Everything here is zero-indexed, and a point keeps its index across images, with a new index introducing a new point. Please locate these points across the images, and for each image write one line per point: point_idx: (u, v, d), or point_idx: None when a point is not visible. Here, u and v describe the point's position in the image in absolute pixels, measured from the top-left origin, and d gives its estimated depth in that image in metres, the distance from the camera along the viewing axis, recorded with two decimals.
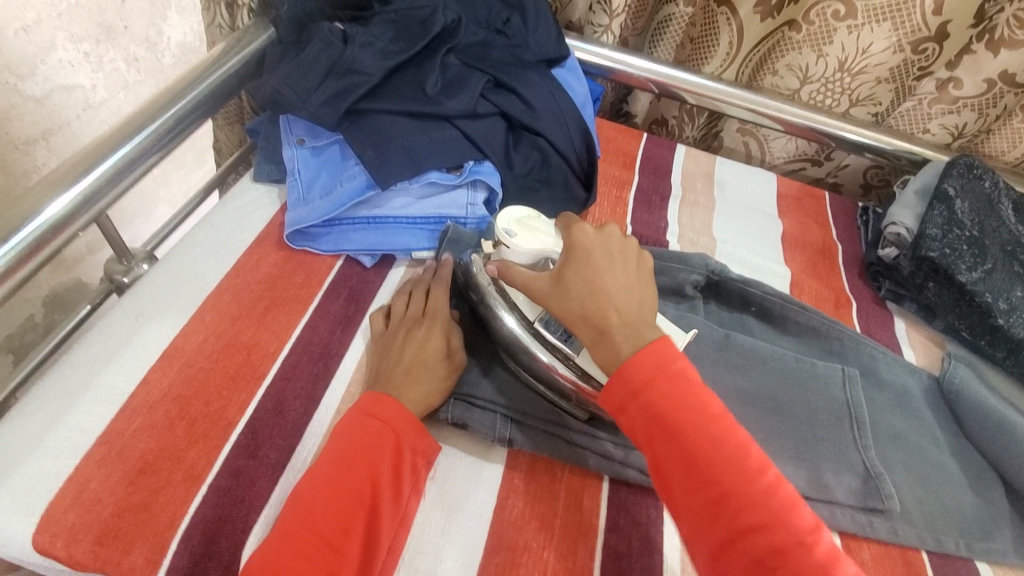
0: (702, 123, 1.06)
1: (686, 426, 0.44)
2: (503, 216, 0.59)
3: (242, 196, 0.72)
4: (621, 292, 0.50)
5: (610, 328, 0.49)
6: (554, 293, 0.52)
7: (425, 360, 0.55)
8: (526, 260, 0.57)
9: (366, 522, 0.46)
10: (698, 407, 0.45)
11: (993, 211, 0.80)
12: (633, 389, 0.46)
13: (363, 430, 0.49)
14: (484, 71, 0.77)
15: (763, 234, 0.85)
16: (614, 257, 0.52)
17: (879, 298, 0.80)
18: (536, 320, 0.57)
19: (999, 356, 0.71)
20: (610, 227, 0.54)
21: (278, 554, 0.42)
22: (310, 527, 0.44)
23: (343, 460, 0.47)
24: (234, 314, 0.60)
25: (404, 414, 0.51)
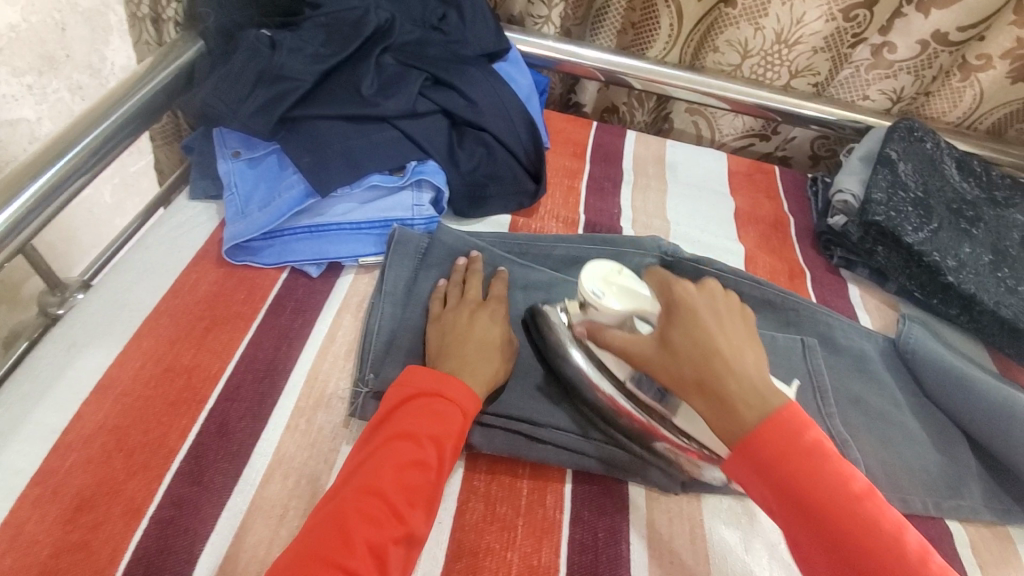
0: (652, 107, 1.07)
1: (811, 486, 0.41)
2: (588, 276, 0.54)
3: (178, 215, 0.70)
4: (735, 350, 0.46)
5: (724, 388, 0.44)
6: (662, 358, 0.48)
7: (487, 341, 0.55)
8: (619, 323, 0.53)
9: (427, 494, 0.45)
10: (828, 479, 0.41)
11: (937, 171, 0.81)
12: (759, 461, 0.42)
13: (437, 405, 0.49)
14: (421, 69, 0.76)
15: (716, 212, 0.86)
16: (723, 317, 0.48)
17: (832, 266, 0.81)
18: (626, 379, 0.53)
19: (953, 313, 0.73)
20: (713, 283, 0.50)
21: (340, 519, 0.42)
22: (371, 494, 0.44)
23: (414, 434, 0.47)
24: (172, 338, 0.57)
25: (467, 393, 0.50)
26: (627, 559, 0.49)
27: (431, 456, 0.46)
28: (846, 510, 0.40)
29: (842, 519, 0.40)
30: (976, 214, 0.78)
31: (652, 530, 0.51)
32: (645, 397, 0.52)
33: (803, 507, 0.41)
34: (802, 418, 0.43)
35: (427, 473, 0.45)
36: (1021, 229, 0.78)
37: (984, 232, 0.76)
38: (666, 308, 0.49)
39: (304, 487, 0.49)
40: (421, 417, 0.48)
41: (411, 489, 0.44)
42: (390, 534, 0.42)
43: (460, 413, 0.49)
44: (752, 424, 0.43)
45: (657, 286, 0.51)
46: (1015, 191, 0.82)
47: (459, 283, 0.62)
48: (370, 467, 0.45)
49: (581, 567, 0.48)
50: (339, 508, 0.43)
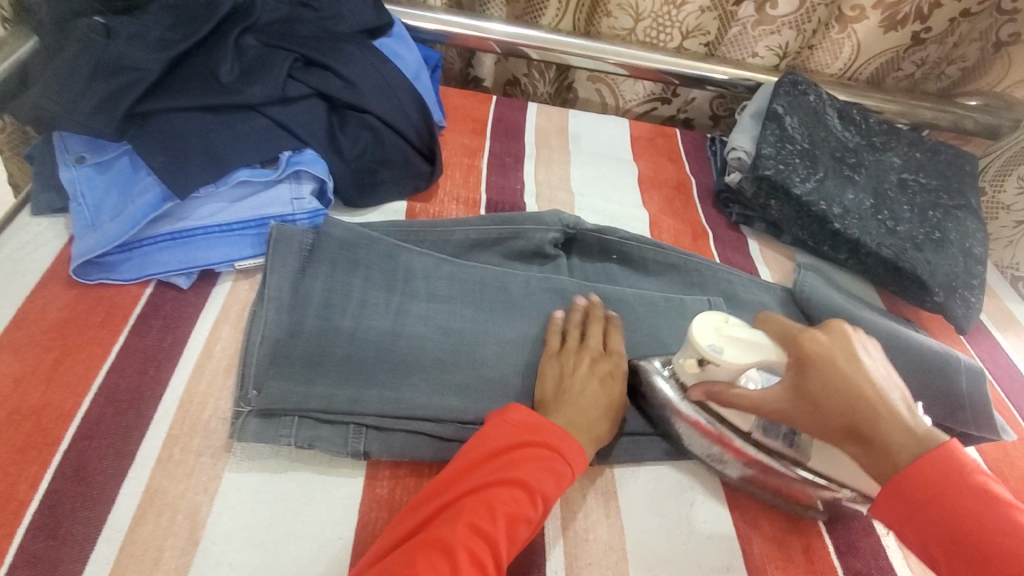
0: (553, 77, 1.05)
1: (976, 532, 0.40)
2: (700, 327, 0.49)
3: (18, 235, 0.61)
4: (882, 400, 0.44)
5: (880, 433, 0.43)
6: (804, 411, 0.45)
7: (596, 399, 0.52)
8: (735, 378, 0.49)
9: (521, 547, 0.43)
10: (960, 487, 0.41)
11: (821, 122, 0.83)
12: (913, 504, 0.42)
13: (552, 459, 0.46)
14: (289, 49, 0.69)
15: (621, 180, 0.85)
16: (858, 361, 0.46)
17: (732, 224, 0.82)
18: (752, 430, 0.51)
19: (842, 258, 0.76)
20: (839, 325, 0.48)
21: (442, 556, 0.39)
22: (479, 533, 0.41)
23: (528, 484, 0.44)
24: (15, 375, 0.50)
25: (576, 447, 0.47)
26: (541, 544, 0.48)
27: (538, 513, 0.43)
28: (1022, 567, 0.38)
29: (1015, 574, 0.38)
30: (858, 160, 0.81)
31: (566, 509, 0.50)
32: (774, 444, 0.51)
33: (957, 549, 0.40)
34: (967, 459, 0.42)
35: (530, 529, 0.43)
36: (897, 172, 0.82)
37: (866, 177, 0.80)
38: (795, 361, 0.46)
39: (181, 523, 0.44)
40: (536, 465, 0.45)
41: (512, 541, 0.42)
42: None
43: (569, 471, 0.46)
44: (906, 465, 0.42)
45: (777, 335, 0.49)
46: (891, 136, 0.87)
47: (579, 325, 0.59)
48: (479, 504, 0.42)
49: None
50: (448, 544, 0.40)
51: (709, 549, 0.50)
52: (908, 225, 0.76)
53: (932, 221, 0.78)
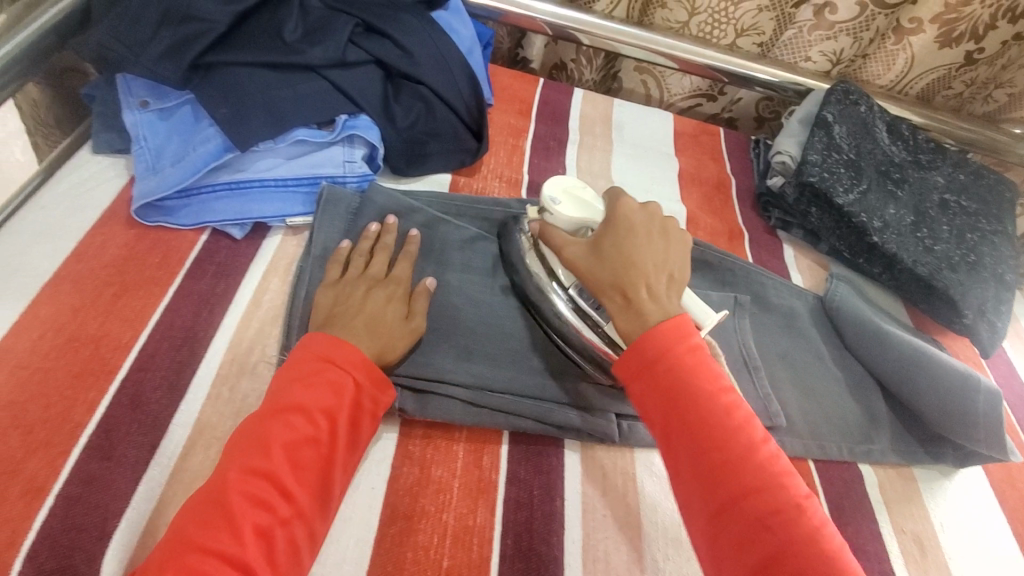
0: (600, 65, 1.04)
1: (690, 384, 0.46)
2: (551, 183, 0.57)
3: (80, 171, 0.63)
4: (655, 270, 0.52)
5: (636, 291, 0.50)
6: (592, 262, 0.53)
7: (379, 320, 0.51)
8: (569, 230, 0.57)
9: (315, 470, 0.43)
10: (687, 356, 0.47)
11: (869, 133, 0.83)
12: (649, 359, 0.48)
13: (325, 375, 0.46)
14: (351, 14, 0.70)
15: (661, 173, 0.85)
16: (654, 232, 0.55)
17: (769, 228, 0.83)
18: (570, 288, 0.57)
19: (877, 272, 0.77)
20: (656, 208, 0.57)
21: (221, 504, 0.40)
22: (256, 478, 0.41)
23: (296, 407, 0.45)
24: (77, 305, 0.52)
25: (349, 355, 0.47)
26: (562, 515, 0.50)
27: (319, 429, 0.44)
28: (717, 422, 0.45)
29: (712, 422, 0.45)
30: (903, 177, 0.81)
31: (586, 487, 0.52)
32: (585, 304, 0.56)
33: (674, 407, 0.46)
34: (693, 333, 0.48)
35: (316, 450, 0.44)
36: (940, 192, 0.82)
37: (908, 193, 0.79)
38: (607, 220, 0.55)
39: None
40: (304, 387, 0.46)
41: (297, 468, 0.43)
42: (277, 520, 0.41)
43: (351, 379, 0.47)
44: (655, 321, 0.49)
45: (608, 202, 0.57)
46: (937, 155, 0.86)
47: (366, 253, 0.58)
48: (250, 447, 0.43)
49: (517, 523, 0.48)
50: (220, 499, 0.40)
51: None
52: (945, 245, 0.76)
53: (969, 244, 0.78)
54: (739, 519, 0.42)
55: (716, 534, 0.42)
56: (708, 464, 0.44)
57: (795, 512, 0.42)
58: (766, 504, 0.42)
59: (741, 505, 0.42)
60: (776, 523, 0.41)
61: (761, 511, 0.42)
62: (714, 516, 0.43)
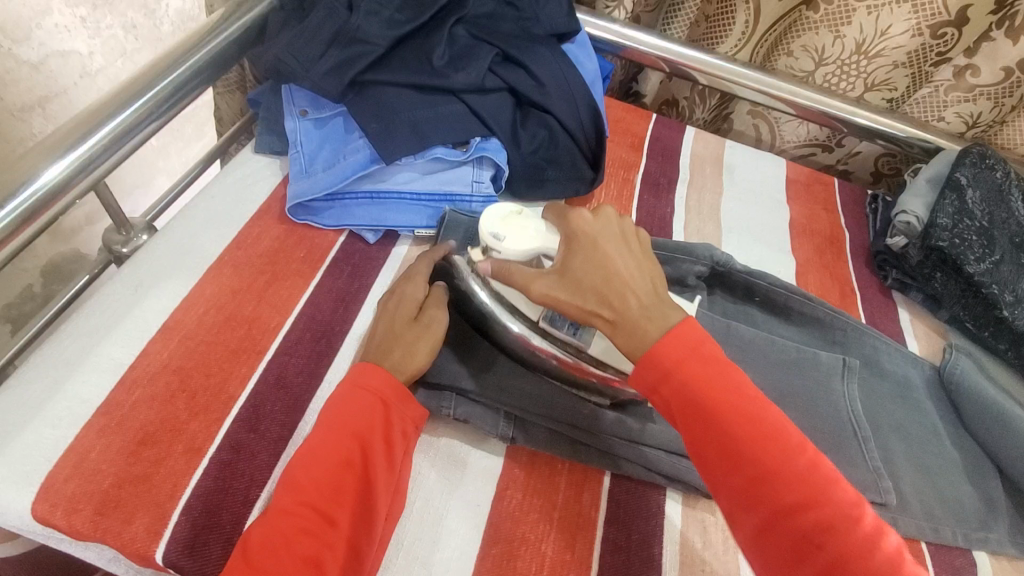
0: (713, 105, 1.05)
1: (712, 392, 0.44)
2: (487, 217, 0.54)
3: (242, 167, 0.70)
4: (630, 275, 0.49)
5: (626, 307, 0.47)
6: (564, 290, 0.49)
7: (408, 329, 0.53)
8: (523, 260, 0.53)
9: (356, 492, 0.45)
10: (704, 362, 0.45)
11: (1004, 202, 0.79)
12: (663, 369, 0.45)
13: (354, 401, 0.48)
14: (493, 45, 0.75)
15: (771, 220, 0.84)
16: (621, 242, 0.51)
17: (885, 286, 0.79)
18: (540, 320, 0.54)
19: (1001, 348, 0.72)
20: (607, 208, 0.52)
21: (270, 536, 0.42)
22: (301, 506, 0.43)
23: (330, 432, 0.47)
24: (234, 288, 0.59)
25: (381, 381, 0.49)
26: (658, 562, 0.50)
27: (355, 451, 0.46)
28: (751, 431, 0.43)
29: (740, 433, 0.43)
30: None
31: (685, 535, 0.52)
32: (561, 333, 0.54)
33: (709, 422, 0.44)
34: (704, 338, 0.46)
35: (355, 470, 0.46)
36: None
37: None
38: (566, 239, 0.51)
39: None
40: (348, 407, 0.48)
41: (338, 491, 0.45)
42: (325, 544, 0.42)
43: (382, 400, 0.49)
44: (655, 337, 0.46)
45: (556, 219, 0.53)
46: None
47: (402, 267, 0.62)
48: (296, 471, 0.45)
49: (612, 566, 0.49)
50: (268, 525, 0.42)
51: None
52: None
53: None
54: (789, 532, 0.41)
55: (766, 548, 0.42)
56: (743, 480, 0.43)
57: (847, 524, 0.41)
58: (812, 519, 0.41)
59: (786, 522, 0.41)
60: (828, 541, 0.40)
61: (805, 528, 0.41)
62: (763, 528, 0.42)
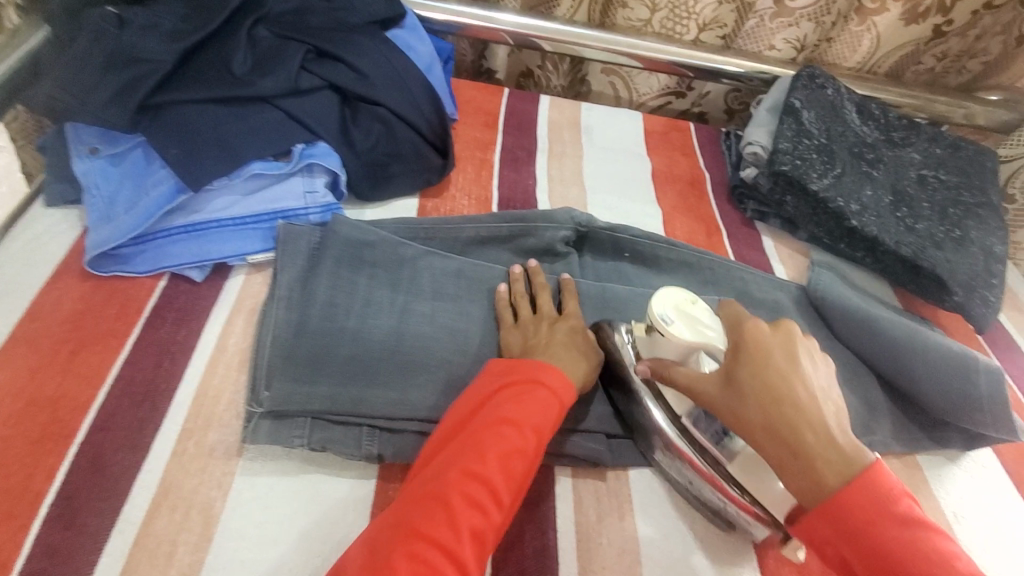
0: (566, 69, 1.04)
1: (842, 468, 0.41)
2: (659, 299, 0.49)
3: (33, 226, 0.61)
4: (820, 403, 0.43)
5: (807, 447, 0.42)
6: (730, 400, 0.44)
7: (572, 347, 0.53)
8: (682, 357, 0.48)
9: (521, 479, 0.44)
10: (892, 524, 0.40)
11: (838, 116, 0.82)
12: (845, 526, 0.40)
13: (529, 390, 0.48)
14: (302, 41, 0.69)
15: (633, 175, 0.84)
16: (798, 358, 0.45)
17: (746, 219, 0.82)
18: (683, 415, 0.50)
19: (859, 256, 0.75)
20: (790, 324, 0.46)
21: (443, 501, 0.41)
22: (473, 480, 0.43)
23: (514, 420, 0.46)
24: (32, 367, 0.50)
25: (563, 382, 0.49)
26: (554, 548, 0.48)
27: (531, 442, 0.45)
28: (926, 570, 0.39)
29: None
30: (877, 156, 0.79)
31: (578, 516, 0.50)
32: (702, 437, 0.49)
33: (875, 570, 0.39)
34: (894, 486, 0.41)
35: (527, 459, 0.45)
36: (917, 168, 0.79)
37: (884, 173, 0.77)
38: (734, 346, 0.46)
39: (195, 518, 0.44)
40: (532, 400, 0.47)
41: (510, 475, 0.44)
42: (493, 520, 0.42)
43: (548, 391, 0.48)
44: (835, 487, 0.41)
45: (728, 322, 0.48)
46: (911, 131, 0.84)
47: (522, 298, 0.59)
48: (467, 449, 0.44)
49: (504, 564, 0.46)
50: (439, 495, 0.42)
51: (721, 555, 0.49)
52: (927, 223, 0.73)
53: (952, 219, 0.74)
54: None
55: None
56: None
57: None
58: None
59: None
60: None
61: None
62: None
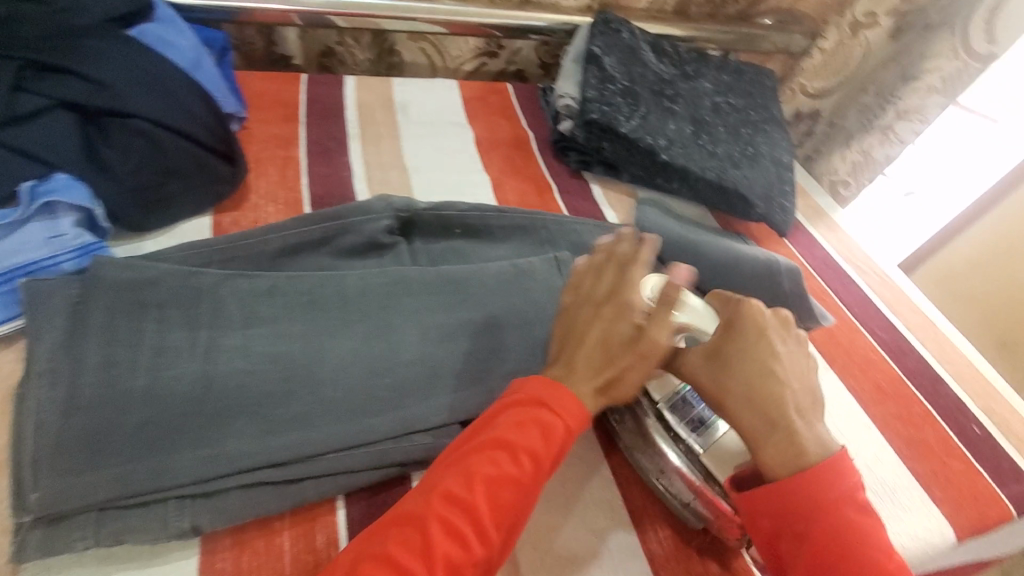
0: (369, 42, 0.97)
1: (808, 518, 0.42)
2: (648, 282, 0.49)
3: None
4: (805, 391, 0.47)
5: (788, 420, 0.45)
6: (710, 369, 0.47)
7: (614, 338, 0.46)
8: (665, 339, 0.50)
9: (511, 509, 0.41)
10: (816, 501, 0.42)
11: (636, 57, 0.85)
12: (775, 505, 0.43)
13: (534, 411, 0.43)
14: (10, 56, 0.56)
15: (457, 145, 0.81)
16: (788, 356, 0.48)
17: (573, 171, 0.83)
18: (661, 402, 0.54)
19: (675, 187, 0.79)
20: (785, 311, 0.50)
21: (420, 527, 0.39)
22: (455, 505, 0.40)
23: (510, 444, 0.42)
24: None
25: (572, 405, 0.44)
26: None
27: (523, 471, 0.42)
28: (841, 538, 0.41)
29: (834, 536, 0.41)
30: (675, 91, 0.83)
31: None
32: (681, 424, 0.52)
33: (799, 534, 0.42)
34: (839, 488, 0.43)
35: (525, 487, 0.42)
36: (710, 96, 0.85)
37: (683, 106, 0.82)
38: (726, 322, 0.49)
39: None
40: (531, 425, 0.43)
41: (496, 507, 0.40)
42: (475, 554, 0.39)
43: (553, 409, 0.44)
44: (807, 462, 0.43)
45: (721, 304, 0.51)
46: (701, 63, 0.89)
47: (595, 267, 0.50)
48: (455, 473, 0.41)
49: None
50: (423, 521, 0.39)
51: (586, 511, 0.50)
52: (725, 145, 0.79)
53: (744, 138, 0.81)
54: None
55: None
56: None
57: None
58: None
59: None
60: None
61: None
62: None
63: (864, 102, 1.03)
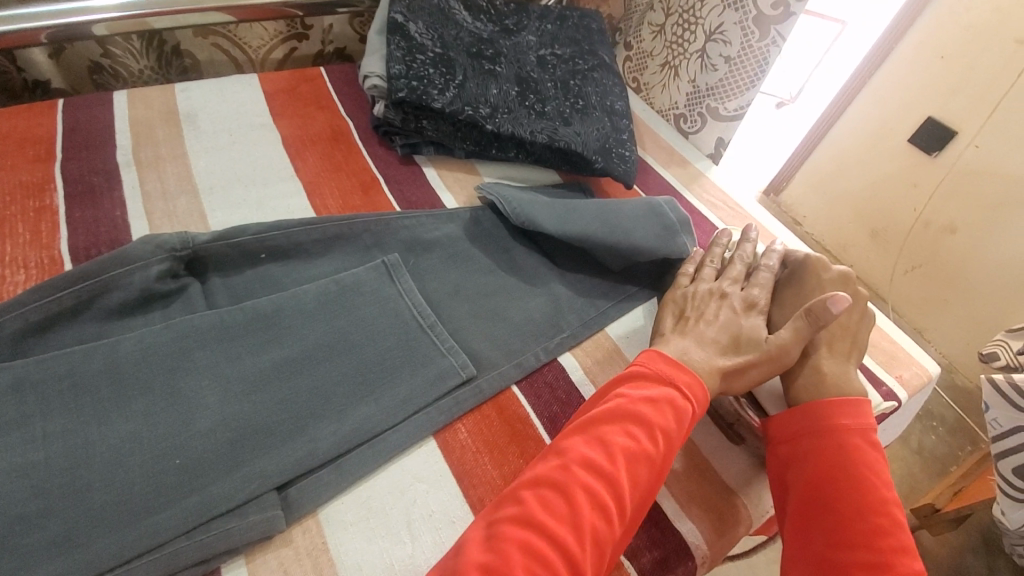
0: (142, 45, 0.82)
1: (824, 434, 0.49)
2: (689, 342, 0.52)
3: None
4: (838, 345, 0.56)
5: (819, 361, 0.54)
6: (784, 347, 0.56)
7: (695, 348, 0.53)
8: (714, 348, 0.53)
9: (646, 488, 0.44)
10: (826, 425, 0.50)
11: (447, 19, 0.76)
12: (793, 433, 0.51)
13: (667, 392, 0.48)
14: None
15: (261, 151, 0.71)
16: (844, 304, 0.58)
17: (402, 157, 0.75)
18: None
19: (513, 155, 0.74)
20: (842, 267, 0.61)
21: (558, 497, 0.41)
22: (597, 475, 0.42)
23: (638, 419, 0.46)
24: None
25: (697, 380, 0.50)
26: None
27: (656, 447, 0.45)
28: (848, 458, 0.48)
29: (838, 458, 0.48)
30: (495, 50, 0.76)
31: None
32: None
33: (812, 455, 0.49)
34: (861, 415, 0.50)
35: (653, 465, 0.45)
36: (535, 50, 0.79)
37: (506, 65, 0.75)
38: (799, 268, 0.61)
39: None
40: (669, 390, 0.48)
41: (635, 483, 0.43)
42: (613, 527, 0.41)
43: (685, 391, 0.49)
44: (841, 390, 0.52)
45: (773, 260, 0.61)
46: (521, 14, 0.83)
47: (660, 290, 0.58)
48: (597, 443, 0.44)
49: None
50: (565, 487, 0.41)
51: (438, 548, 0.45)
52: (554, 102, 0.74)
53: (574, 91, 0.77)
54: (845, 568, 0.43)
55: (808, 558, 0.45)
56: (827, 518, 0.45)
57: None
58: None
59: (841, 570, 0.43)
60: None
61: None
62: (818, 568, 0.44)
63: (671, 31, 0.94)
